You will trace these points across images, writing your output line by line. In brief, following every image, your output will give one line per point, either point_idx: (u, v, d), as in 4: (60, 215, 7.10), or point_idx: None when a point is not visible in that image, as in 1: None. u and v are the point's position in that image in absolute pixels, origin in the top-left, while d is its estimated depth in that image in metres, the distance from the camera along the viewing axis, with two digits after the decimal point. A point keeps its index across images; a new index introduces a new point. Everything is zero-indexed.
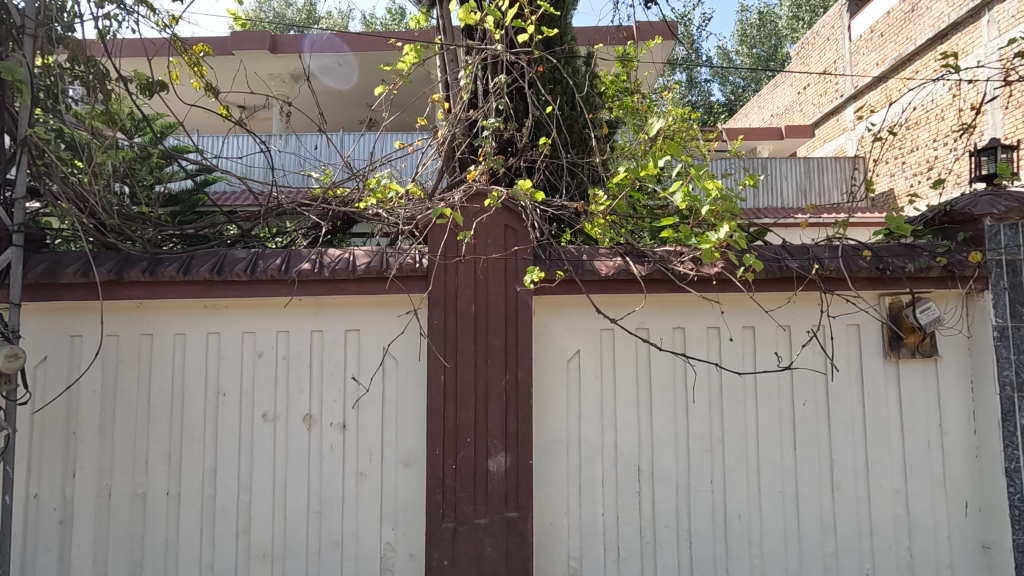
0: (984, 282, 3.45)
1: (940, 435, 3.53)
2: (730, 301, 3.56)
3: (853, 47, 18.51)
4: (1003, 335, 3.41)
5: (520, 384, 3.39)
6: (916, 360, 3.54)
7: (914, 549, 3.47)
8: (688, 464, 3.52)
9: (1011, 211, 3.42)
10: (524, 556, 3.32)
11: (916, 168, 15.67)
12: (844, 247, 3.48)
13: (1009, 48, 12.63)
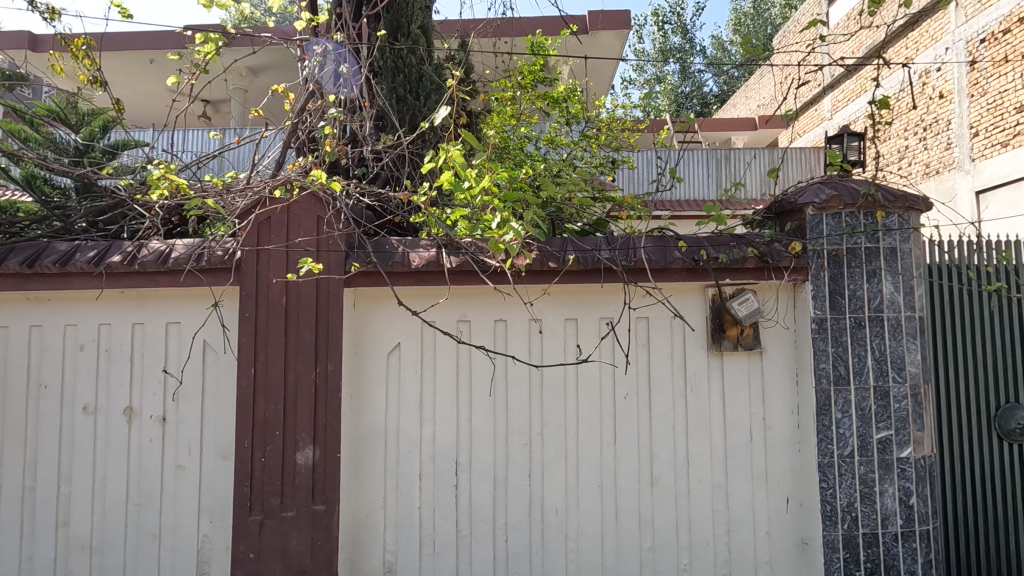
0: (803, 272, 3.36)
1: (763, 430, 3.46)
2: (540, 293, 3.52)
3: (831, 35, 18.18)
4: (821, 327, 3.33)
5: (329, 377, 3.38)
6: (739, 353, 3.47)
7: (732, 544, 3.42)
8: (506, 458, 3.48)
9: (832, 200, 3.34)
10: (329, 549, 3.31)
11: (888, 158, 15.40)
12: (663, 237, 3.42)
13: (975, 35, 12.37)
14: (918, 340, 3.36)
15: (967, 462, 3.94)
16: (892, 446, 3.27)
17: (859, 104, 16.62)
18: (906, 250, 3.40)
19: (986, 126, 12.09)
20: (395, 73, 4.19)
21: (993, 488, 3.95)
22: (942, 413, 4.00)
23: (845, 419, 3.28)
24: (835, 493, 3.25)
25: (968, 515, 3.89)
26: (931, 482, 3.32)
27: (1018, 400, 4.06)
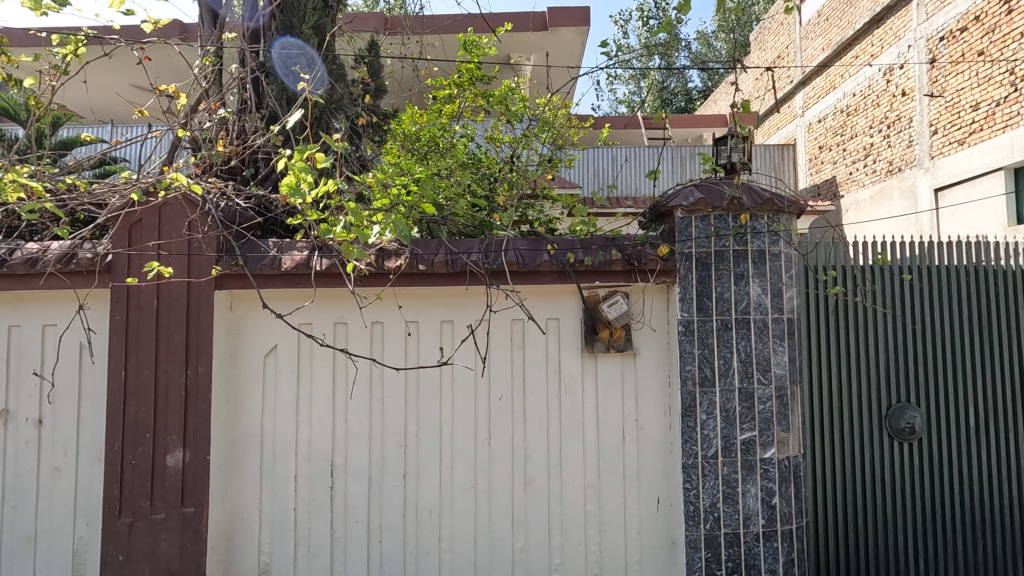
0: (671, 275, 3.40)
1: (635, 431, 3.49)
2: (409, 297, 3.54)
3: (803, 32, 18.21)
4: (688, 329, 3.36)
5: (200, 380, 3.39)
6: (611, 355, 3.50)
7: (604, 544, 3.45)
8: (380, 459, 3.50)
9: (699, 203, 3.36)
10: (198, 551, 3.33)
11: (854, 155, 15.48)
12: (535, 240, 3.44)
13: (934, 33, 12.41)
14: (785, 342, 3.39)
15: (846, 459, 4.05)
16: (756, 446, 3.31)
17: (828, 101, 16.66)
18: (775, 252, 3.44)
19: (944, 125, 12.16)
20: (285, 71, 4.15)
21: (873, 483, 4.08)
22: (827, 412, 4.06)
23: (709, 420, 3.31)
24: (698, 493, 3.28)
25: (845, 509, 4.03)
26: (796, 482, 3.37)
27: (907, 401, 4.15)
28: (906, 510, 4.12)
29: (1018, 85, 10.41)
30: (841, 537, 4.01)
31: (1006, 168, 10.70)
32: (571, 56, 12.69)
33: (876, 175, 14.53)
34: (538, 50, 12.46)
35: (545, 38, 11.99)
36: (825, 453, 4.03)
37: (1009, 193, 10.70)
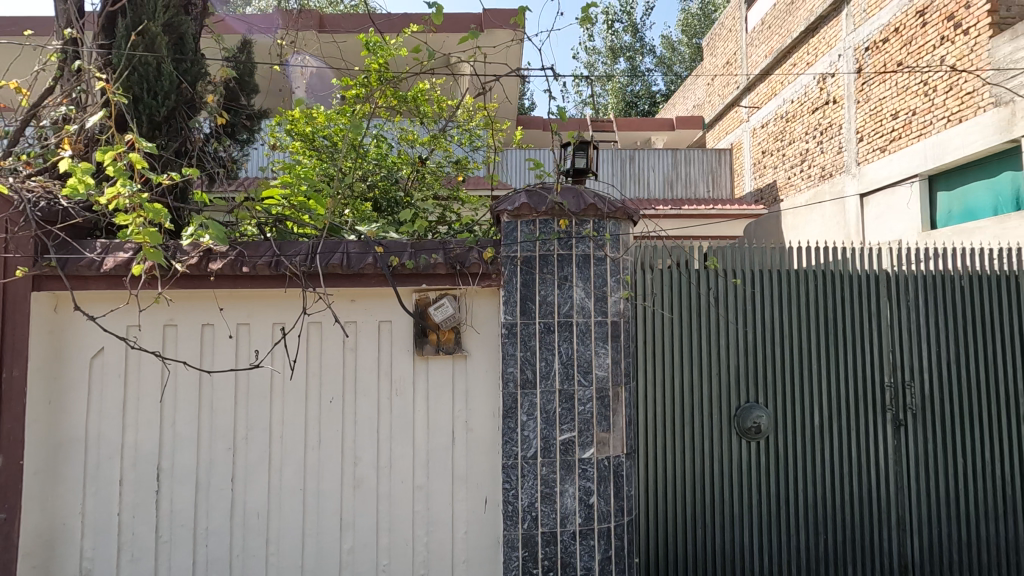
0: (496, 278, 3.45)
1: (465, 432, 3.54)
2: (231, 298, 3.52)
3: (749, 38, 18.60)
4: (511, 332, 3.41)
5: (14, 383, 3.32)
6: (442, 357, 3.54)
7: (431, 544, 3.49)
8: (209, 462, 3.48)
9: (523, 207, 3.42)
10: (9, 557, 3.27)
11: (791, 160, 15.87)
12: (364, 242, 3.46)
13: (860, 43, 12.82)
14: (607, 345, 3.48)
15: (690, 454, 4.26)
16: (574, 447, 3.38)
17: (770, 107, 17.05)
18: (600, 257, 3.52)
19: (868, 133, 12.56)
20: (127, 68, 3.97)
21: (713, 478, 4.29)
22: (668, 410, 4.26)
23: (529, 421, 3.37)
24: (517, 493, 3.34)
25: (689, 504, 4.23)
26: (616, 481, 3.45)
27: (755, 400, 4.38)
28: (746, 505, 4.32)
29: (931, 95, 10.80)
30: (681, 529, 4.21)
31: (921, 176, 11.08)
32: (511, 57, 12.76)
33: (811, 180, 14.92)
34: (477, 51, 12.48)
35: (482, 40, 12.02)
36: (670, 448, 4.23)
37: (923, 200, 11.08)
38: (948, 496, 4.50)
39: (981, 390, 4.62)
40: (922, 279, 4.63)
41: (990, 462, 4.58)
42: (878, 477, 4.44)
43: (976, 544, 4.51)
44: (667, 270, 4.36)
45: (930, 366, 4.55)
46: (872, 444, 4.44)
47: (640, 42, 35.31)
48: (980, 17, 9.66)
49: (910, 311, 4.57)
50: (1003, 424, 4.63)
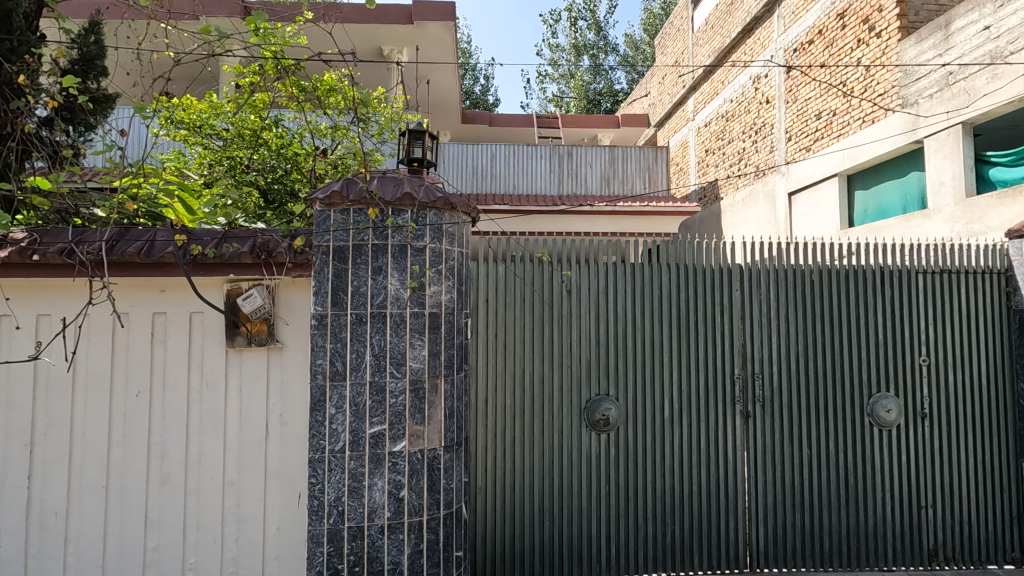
0: (306, 268, 3.37)
1: (280, 426, 3.45)
2: (25, 290, 3.36)
3: (695, 38, 18.81)
4: (321, 324, 3.34)
5: None
6: (256, 349, 3.45)
7: (240, 541, 3.40)
8: (3, 459, 3.32)
9: (334, 196, 3.35)
10: None
11: (730, 159, 16.10)
12: (168, 231, 3.34)
13: (789, 45, 13.08)
14: (423, 336, 3.44)
15: (535, 446, 4.36)
16: (384, 440, 3.32)
17: (712, 106, 17.27)
18: (419, 247, 3.47)
19: (795, 133, 12.82)
20: None
21: (557, 468, 4.36)
22: (510, 403, 4.36)
23: (338, 415, 3.30)
24: (323, 488, 3.27)
25: (533, 494, 4.34)
26: (430, 475, 3.41)
27: (605, 393, 4.43)
28: (590, 494, 4.37)
29: (848, 96, 11.06)
30: (524, 519, 4.31)
31: (840, 175, 11.33)
32: (444, 51, 12.63)
33: (747, 179, 15.15)
34: (408, 44, 12.28)
35: (412, 32, 11.85)
36: (514, 440, 4.34)
37: (841, 199, 11.32)
38: (799, 487, 4.52)
39: (837, 382, 4.60)
40: (777, 272, 4.66)
41: (845, 455, 4.55)
42: (727, 467, 4.48)
43: (820, 535, 4.50)
44: (514, 264, 4.44)
45: (782, 357, 4.60)
46: (721, 435, 4.50)
47: (602, 40, 35.42)
48: (891, 20, 9.93)
49: (763, 304, 4.62)
50: (861, 416, 4.58)
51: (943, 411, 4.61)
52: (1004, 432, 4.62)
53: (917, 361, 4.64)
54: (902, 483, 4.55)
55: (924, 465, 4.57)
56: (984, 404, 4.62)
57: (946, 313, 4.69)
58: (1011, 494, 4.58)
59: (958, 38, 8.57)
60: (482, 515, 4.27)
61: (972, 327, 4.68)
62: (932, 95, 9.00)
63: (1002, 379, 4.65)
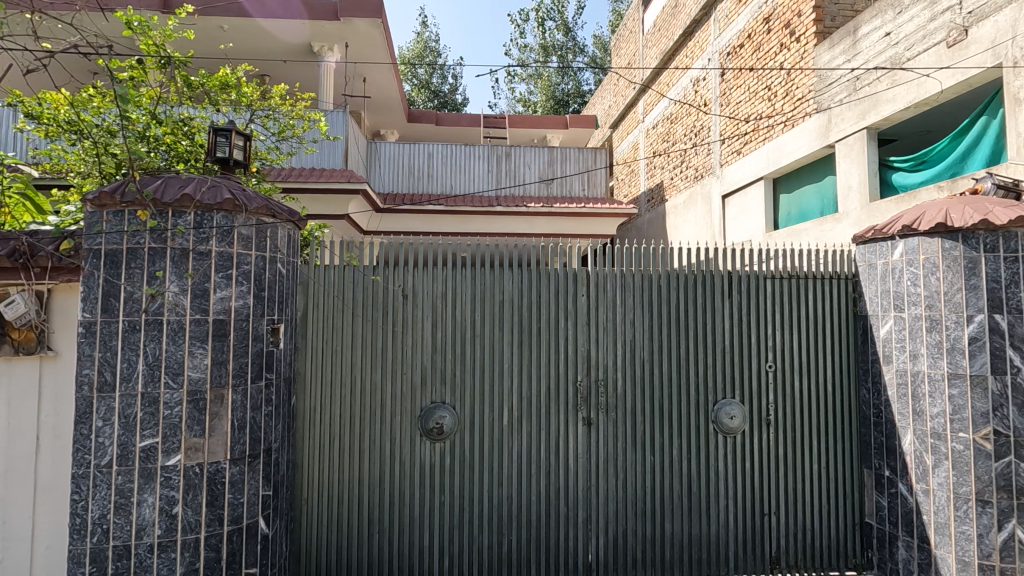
0: (72, 272, 3.22)
1: (51, 439, 3.28)
2: None
3: (645, 39, 18.83)
4: (89, 332, 3.17)
5: None
6: (25, 358, 3.27)
7: (5, 561, 3.22)
8: None
9: (104, 196, 3.17)
10: None
11: (674, 162, 16.14)
12: None
13: (723, 48, 13.14)
14: (206, 344, 3.28)
15: (366, 456, 4.24)
16: (156, 454, 3.17)
17: (659, 108, 17.30)
18: (202, 251, 3.31)
19: (728, 136, 12.87)
20: None
21: (388, 478, 4.25)
22: (342, 412, 4.24)
23: (105, 427, 3.14)
24: (87, 505, 3.11)
25: (362, 505, 4.22)
26: (212, 490, 3.27)
27: (441, 401, 4.33)
28: (423, 505, 4.26)
29: (773, 100, 11.11)
30: (351, 530, 4.19)
31: (765, 179, 11.37)
32: (376, 49, 12.42)
33: (688, 181, 15.21)
34: (338, 41, 12.07)
35: (339, 28, 11.62)
36: (343, 450, 4.22)
37: (767, 202, 11.37)
38: (640, 494, 4.46)
39: (683, 389, 4.55)
40: (624, 276, 4.60)
41: (689, 463, 4.51)
42: (567, 474, 4.41)
43: (660, 543, 4.45)
44: (347, 266, 4.32)
45: (626, 362, 4.53)
46: (561, 443, 4.42)
47: (571, 40, 35.37)
48: (808, 25, 10.00)
49: (609, 310, 4.56)
50: (705, 423, 4.55)
51: (788, 417, 4.60)
52: (849, 438, 4.62)
53: (763, 367, 4.62)
54: (746, 490, 4.53)
55: (768, 472, 4.55)
56: (829, 410, 4.62)
57: (793, 319, 4.68)
58: (855, 501, 4.57)
59: (864, 44, 8.63)
60: (308, 526, 4.15)
61: (820, 332, 4.68)
62: (841, 100, 9.08)
63: (847, 385, 4.65)
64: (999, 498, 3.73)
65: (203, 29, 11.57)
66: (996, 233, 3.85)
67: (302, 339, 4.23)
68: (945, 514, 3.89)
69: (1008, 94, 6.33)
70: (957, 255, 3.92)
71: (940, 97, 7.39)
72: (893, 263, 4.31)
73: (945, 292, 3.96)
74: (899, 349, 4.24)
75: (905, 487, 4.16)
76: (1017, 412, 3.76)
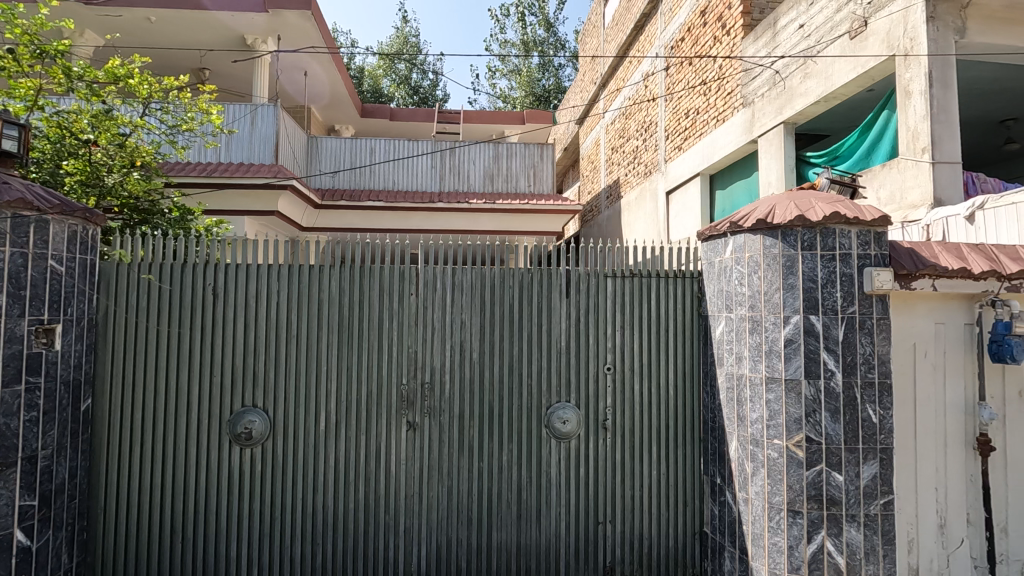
0: None
1: None
2: None
3: (606, 34, 18.57)
4: None
5: None
6: None
7: None
8: None
9: None
10: None
11: (628, 158, 15.90)
12: None
13: (667, 42, 12.91)
14: None
15: (171, 461, 4.06)
16: None
17: (616, 104, 17.03)
18: None
19: (671, 132, 12.65)
20: None
21: (193, 485, 4.06)
22: (144, 417, 4.06)
23: None
24: None
25: (166, 514, 4.03)
26: None
27: (253, 404, 4.14)
28: (229, 515, 4.07)
29: (708, 94, 10.88)
30: (153, 538, 4.02)
31: (701, 175, 11.12)
32: (311, 42, 12.17)
33: (639, 177, 14.97)
34: (271, 34, 11.83)
35: (269, 21, 11.38)
36: (145, 457, 4.03)
37: (703, 198, 11.13)
38: (466, 503, 4.26)
39: (514, 391, 4.36)
40: (456, 274, 4.40)
41: (519, 469, 4.32)
42: (387, 481, 4.22)
43: (486, 553, 4.26)
44: (156, 263, 4.13)
45: (456, 365, 4.34)
46: (383, 448, 4.24)
47: (552, 36, 34.97)
48: (736, 18, 9.79)
49: (437, 309, 4.37)
50: (538, 427, 4.35)
51: (625, 421, 4.40)
52: (691, 444, 4.42)
53: (601, 369, 4.42)
54: (579, 497, 4.34)
55: (604, 479, 4.36)
56: (670, 414, 4.42)
57: (635, 319, 4.47)
58: (694, 509, 4.37)
59: (782, 36, 8.41)
60: (107, 535, 3.98)
61: (663, 334, 4.48)
62: (763, 94, 8.87)
63: (690, 389, 4.45)
64: (809, 508, 3.55)
65: (129, 21, 11.31)
66: (813, 229, 3.66)
67: (103, 339, 4.05)
68: (760, 525, 3.71)
69: (900, 87, 6.11)
70: (777, 253, 3.73)
71: (846, 90, 7.19)
72: (725, 261, 4.12)
73: (765, 291, 3.77)
74: (728, 351, 4.05)
75: (731, 496, 3.97)
76: (830, 418, 3.57)
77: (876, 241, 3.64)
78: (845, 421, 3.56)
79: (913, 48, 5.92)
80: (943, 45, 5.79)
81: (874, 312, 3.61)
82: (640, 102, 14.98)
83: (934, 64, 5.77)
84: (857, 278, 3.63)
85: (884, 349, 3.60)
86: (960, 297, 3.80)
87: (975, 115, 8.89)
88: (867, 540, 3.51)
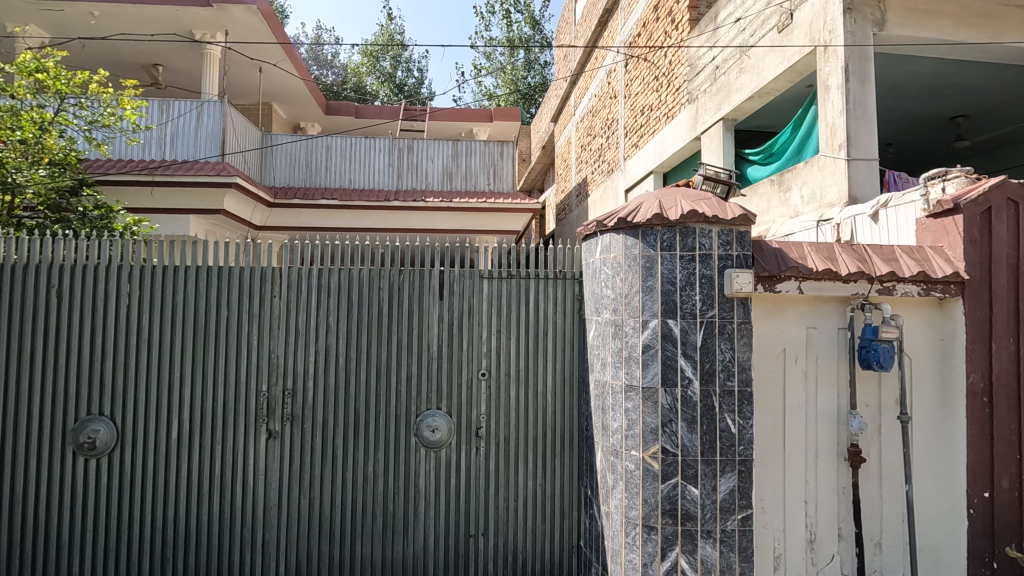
0: None
1: None
2: None
3: (577, 30, 18.33)
4: None
5: None
6: None
7: None
8: None
9: None
10: None
11: (594, 156, 15.67)
12: None
13: (626, 38, 12.68)
14: None
15: (17, 470, 3.95)
16: None
17: (584, 101, 16.80)
18: None
19: (630, 130, 12.43)
20: None
21: (37, 497, 3.94)
22: None
23: None
24: None
25: (10, 526, 3.92)
26: None
27: (101, 413, 4.00)
28: (75, 527, 3.95)
29: (660, 91, 10.64)
30: (1, 549, 3.92)
31: (654, 173, 10.90)
32: (261, 37, 11.93)
33: (603, 176, 14.74)
34: (219, 28, 11.58)
35: (215, 15, 11.13)
36: None
37: None
38: (327, 518, 4.07)
39: (381, 399, 4.16)
40: (322, 276, 4.20)
41: (386, 480, 4.11)
42: (243, 492, 4.04)
43: (349, 568, 4.07)
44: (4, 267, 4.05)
45: (320, 372, 4.14)
46: (240, 458, 4.05)
47: (537, 33, 34.68)
48: (683, 12, 9.57)
49: (301, 312, 4.17)
50: (407, 436, 4.15)
51: (499, 429, 4.19)
52: (568, 454, 4.22)
53: (475, 376, 4.21)
54: (449, 509, 4.14)
55: (475, 490, 4.15)
56: (547, 422, 4.22)
57: (511, 323, 4.26)
58: (570, 520, 4.17)
59: (721, 31, 8.20)
60: None
61: (540, 338, 4.27)
62: (705, 90, 8.66)
63: (569, 396, 4.24)
64: (663, 523, 3.36)
65: (73, 16, 11.08)
66: (673, 228, 3.45)
67: None
68: (618, 540, 3.52)
69: (820, 81, 5.90)
70: (637, 254, 3.53)
71: (777, 86, 6.99)
72: (596, 262, 3.92)
73: (626, 294, 3.57)
74: (597, 357, 3.85)
75: (597, 509, 3.78)
76: (686, 428, 3.37)
77: (738, 241, 3.44)
78: (702, 432, 3.36)
79: (832, 41, 5.72)
80: (860, 37, 5.59)
81: (734, 317, 3.41)
82: (604, 99, 14.75)
83: (851, 57, 5.56)
84: (717, 281, 3.43)
85: (744, 355, 3.40)
86: (832, 301, 3.60)
87: (924, 111, 8.66)
88: (723, 558, 3.32)
